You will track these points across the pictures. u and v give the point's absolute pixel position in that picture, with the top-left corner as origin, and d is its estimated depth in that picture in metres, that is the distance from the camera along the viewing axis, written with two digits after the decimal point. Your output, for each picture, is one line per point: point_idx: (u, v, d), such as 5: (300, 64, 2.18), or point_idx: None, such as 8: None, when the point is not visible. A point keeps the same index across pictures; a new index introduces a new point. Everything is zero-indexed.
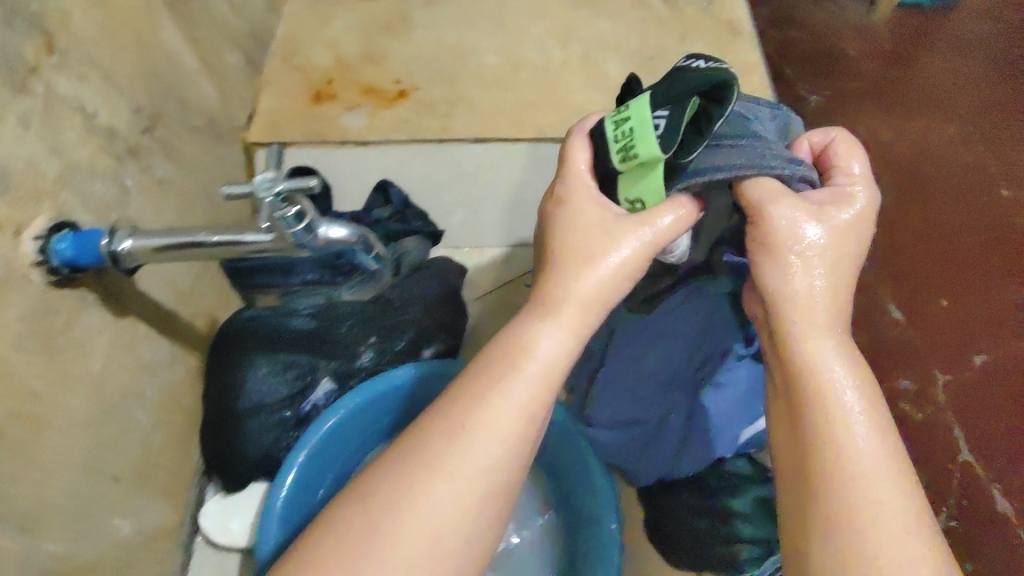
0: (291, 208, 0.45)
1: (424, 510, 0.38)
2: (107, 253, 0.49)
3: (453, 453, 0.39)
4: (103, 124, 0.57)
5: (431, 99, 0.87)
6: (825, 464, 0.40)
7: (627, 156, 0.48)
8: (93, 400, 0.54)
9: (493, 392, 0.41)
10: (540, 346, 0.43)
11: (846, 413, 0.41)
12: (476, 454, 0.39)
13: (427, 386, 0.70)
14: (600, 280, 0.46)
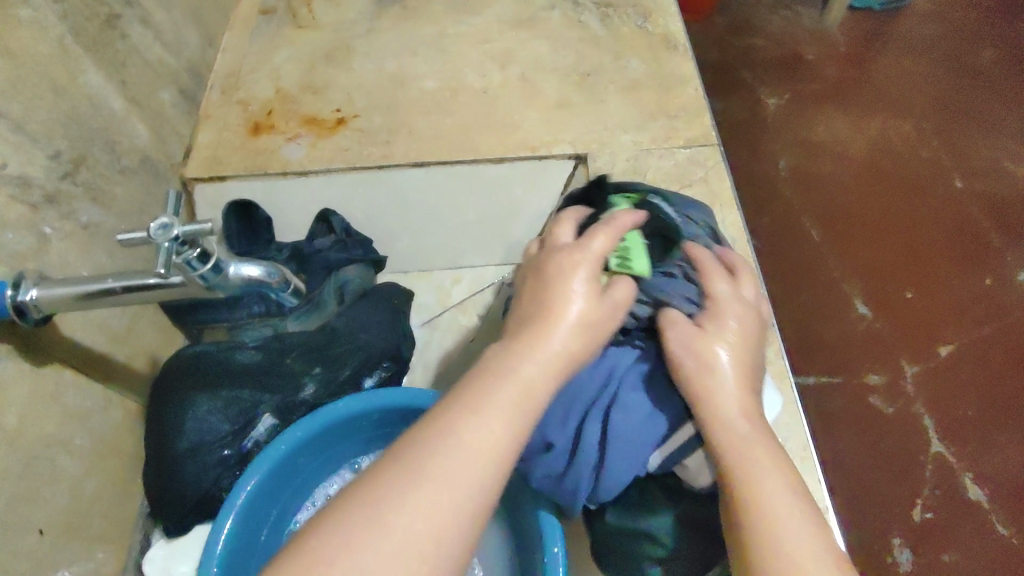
0: (194, 250, 0.43)
1: (398, 517, 0.36)
2: (12, 305, 0.48)
3: (435, 459, 0.38)
4: (16, 173, 0.57)
5: (371, 126, 0.86)
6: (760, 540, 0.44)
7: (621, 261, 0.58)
8: (10, 455, 0.52)
9: (492, 411, 0.42)
10: (531, 365, 0.45)
11: (773, 492, 0.46)
12: (458, 465, 0.39)
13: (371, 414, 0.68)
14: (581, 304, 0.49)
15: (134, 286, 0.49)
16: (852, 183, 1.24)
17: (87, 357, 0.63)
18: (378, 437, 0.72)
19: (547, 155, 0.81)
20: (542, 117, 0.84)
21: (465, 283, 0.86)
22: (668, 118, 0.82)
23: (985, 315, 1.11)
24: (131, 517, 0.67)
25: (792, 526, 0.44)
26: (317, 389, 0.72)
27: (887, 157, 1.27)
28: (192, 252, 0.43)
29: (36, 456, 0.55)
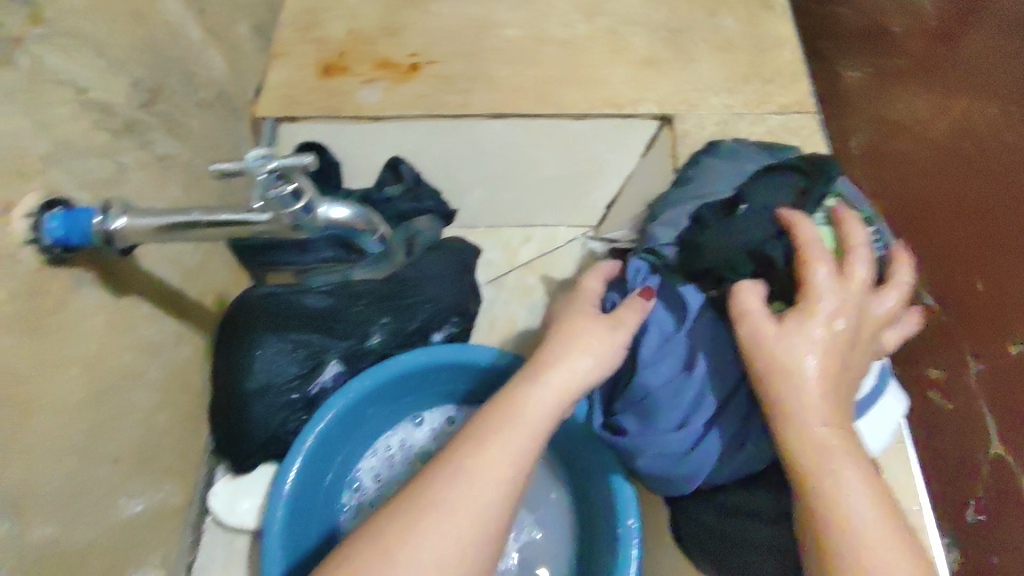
0: (289, 186, 0.42)
1: (424, 539, 0.41)
2: (100, 231, 0.47)
3: (454, 496, 0.43)
4: (97, 99, 0.53)
5: (449, 74, 0.83)
6: (841, 541, 0.41)
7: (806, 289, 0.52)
8: (90, 382, 0.52)
9: (486, 437, 0.47)
10: (529, 405, 0.49)
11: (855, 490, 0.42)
12: (478, 492, 0.43)
13: (440, 368, 0.67)
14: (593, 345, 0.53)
15: (224, 221, 0.47)
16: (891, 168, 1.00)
17: (163, 290, 0.62)
18: (446, 392, 0.71)
19: (632, 115, 0.77)
20: (628, 73, 0.80)
21: (534, 244, 0.89)
22: (762, 82, 0.77)
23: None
24: (196, 450, 0.68)
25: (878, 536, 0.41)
26: (385, 338, 0.71)
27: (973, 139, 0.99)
28: (286, 188, 0.41)
29: (112, 387, 0.54)
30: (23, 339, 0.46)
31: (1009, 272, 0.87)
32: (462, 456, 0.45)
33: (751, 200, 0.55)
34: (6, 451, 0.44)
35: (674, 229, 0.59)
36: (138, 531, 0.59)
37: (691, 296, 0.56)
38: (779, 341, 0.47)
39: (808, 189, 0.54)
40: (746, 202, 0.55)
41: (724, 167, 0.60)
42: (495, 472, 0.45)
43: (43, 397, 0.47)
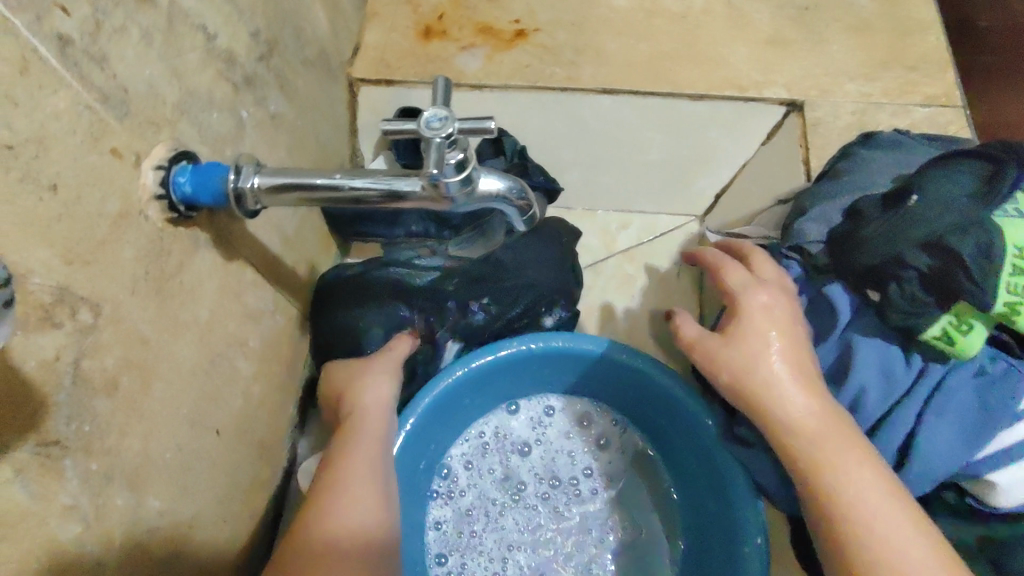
0: (456, 154, 0.37)
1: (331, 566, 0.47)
2: (232, 191, 0.44)
3: (333, 515, 0.49)
4: (222, 47, 0.51)
5: (555, 44, 0.78)
6: (875, 560, 0.43)
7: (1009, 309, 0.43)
8: (199, 349, 0.49)
9: (357, 439, 0.55)
10: (369, 422, 0.56)
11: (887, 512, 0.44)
12: (354, 512, 0.50)
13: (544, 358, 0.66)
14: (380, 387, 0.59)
15: (345, 188, 0.44)
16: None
17: (265, 257, 0.60)
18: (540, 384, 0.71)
19: (757, 98, 0.72)
20: (750, 53, 0.74)
21: (632, 230, 0.85)
22: (903, 69, 0.71)
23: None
24: (283, 424, 0.66)
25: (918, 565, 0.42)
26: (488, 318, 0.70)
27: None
28: (455, 155, 0.37)
29: (219, 354, 0.52)
30: (146, 302, 0.43)
31: None
32: (348, 456, 0.53)
33: (924, 189, 0.46)
34: (124, 420, 0.42)
35: (827, 225, 0.52)
36: (232, 506, 0.57)
37: (841, 298, 0.51)
38: (761, 356, 0.50)
39: (997, 173, 0.45)
40: (916, 192, 0.46)
41: (883, 160, 0.53)
42: (363, 466, 0.53)
43: (158, 364, 0.45)
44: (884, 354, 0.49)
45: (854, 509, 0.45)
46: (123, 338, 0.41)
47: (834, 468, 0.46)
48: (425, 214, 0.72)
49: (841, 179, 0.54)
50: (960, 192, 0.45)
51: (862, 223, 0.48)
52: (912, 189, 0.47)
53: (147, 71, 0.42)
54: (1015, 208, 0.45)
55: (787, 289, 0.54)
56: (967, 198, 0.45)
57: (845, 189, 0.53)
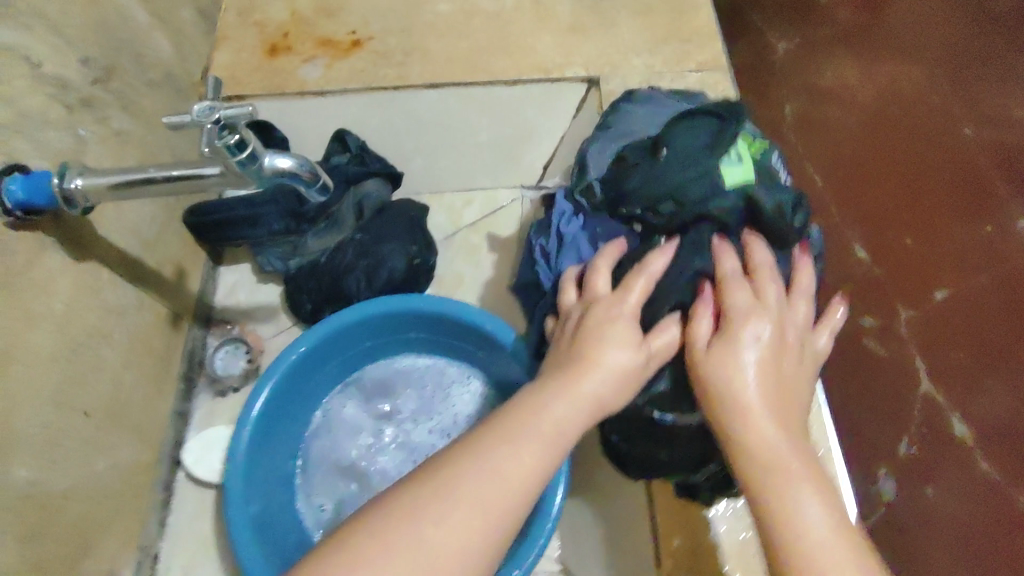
0: (233, 136, 0.46)
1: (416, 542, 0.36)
2: (60, 193, 0.51)
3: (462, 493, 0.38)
4: (50, 74, 0.58)
5: (386, 48, 0.87)
6: (772, 497, 0.42)
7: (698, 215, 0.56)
8: (57, 338, 0.56)
9: (527, 441, 0.42)
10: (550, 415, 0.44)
11: (807, 519, 0.40)
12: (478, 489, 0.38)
13: (419, 321, 0.72)
14: (601, 381, 0.47)
15: (195, 176, 0.51)
16: (834, 135, 1.08)
17: (123, 258, 0.66)
18: (376, 348, 0.76)
19: (559, 79, 0.82)
20: (554, 40, 0.85)
21: (477, 205, 0.89)
22: (680, 43, 0.84)
23: (981, 260, 0.97)
24: (163, 412, 0.72)
25: (815, 514, 0.41)
26: (363, 286, 0.77)
27: (898, 105, 1.09)
28: (231, 137, 0.46)
29: (81, 343, 0.59)
30: None
31: (935, 223, 1.00)
32: (504, 440, 0.41)
33: (669, 142, 0.57)
34: None
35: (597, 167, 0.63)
36: (112, 482, 0.63)
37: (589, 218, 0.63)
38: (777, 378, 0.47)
39: (723, 128, 0.56)
40: (665, 146, 0.57)
41: (641, 114, 0.65)
42: (528, 463, 0.41)
43: (13, 350, 0.52)
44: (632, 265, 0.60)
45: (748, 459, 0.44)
46: None
47: (769, 481, 0.42)
48: (282, 212, 0.78)
49: (609, 128, 0.66)
50: (694, 144, 0.56)
51: None
52: (661, 142, 0.57)
53: None
54: (737, 154, 0.55)
55: (568, 227, 0.65)
56: (702, 148, 0.56)
57: (614, 138, 0.64)
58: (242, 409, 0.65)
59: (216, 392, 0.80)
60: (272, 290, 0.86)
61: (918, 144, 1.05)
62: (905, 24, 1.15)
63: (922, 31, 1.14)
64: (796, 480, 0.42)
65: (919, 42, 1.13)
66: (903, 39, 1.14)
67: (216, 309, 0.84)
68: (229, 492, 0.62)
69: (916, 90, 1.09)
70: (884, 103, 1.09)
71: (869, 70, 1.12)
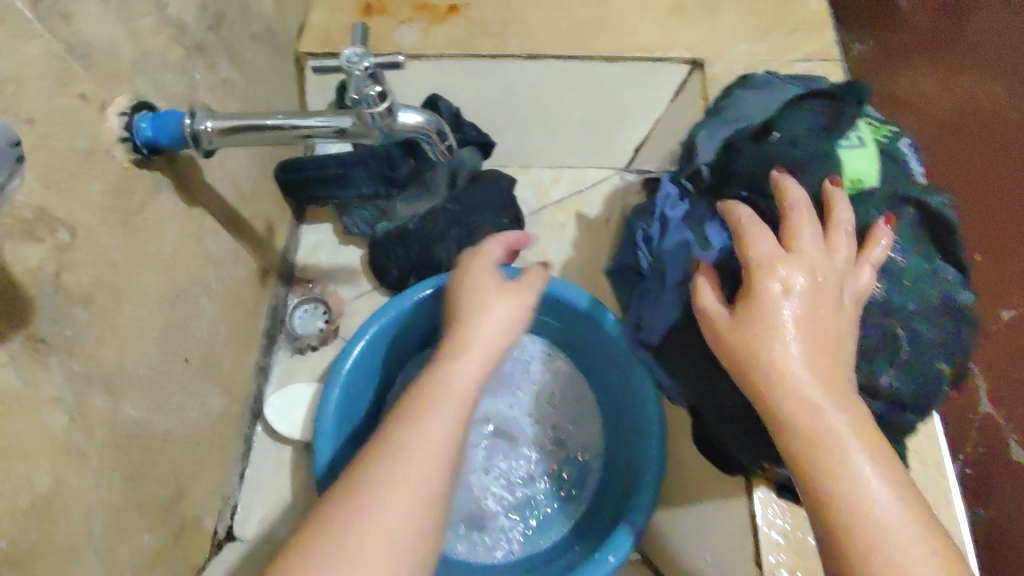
0: (374, 87, 0.45)
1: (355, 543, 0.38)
2: (189, 133, 0.50)
3: (392, 488, 0.40)
4: (173, 15, 0.57)
5: (483, 17, 0.85)
6: (814, 447, 0.40)
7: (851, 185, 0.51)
8: (165, 282, 0.56)
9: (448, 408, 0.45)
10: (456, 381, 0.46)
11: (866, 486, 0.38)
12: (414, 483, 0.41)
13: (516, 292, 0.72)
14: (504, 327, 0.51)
15: (292, 128, 0.50)
16: (910, 147, 1.00)
17: (223, 208, 0.66)
18: None
19: (663, 57, 0.80)
20: (657, 20, 0.83)
21: (564, 183, 0.87)
22: (789, 31, 0.81)
23: None
24: (246, 365, 0.72)
25: (873, 483, 0.39)
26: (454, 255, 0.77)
27: (977, 119, 1.01)
28: (372, 88, 0.44)
29: (184, 291, 0.59)
30: (114, 232, 0.49)
31: (1009, 248, 0.93)
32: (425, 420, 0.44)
33: (782, 125, 0.53)
34: (99, 332, 0.48)
35: (711, 147, 0.57)
36: (200, 430, 0.63)
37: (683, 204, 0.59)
38: (820, 324, 0.43)
39: (839, 110, 0.53)
40: (775, 130, 0.53)
41: (754, 98, 0.59)
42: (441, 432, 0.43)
43: (128, 289, 0.51)
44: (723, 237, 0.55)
45: (800, 429, 0.41)
46: (96, 261, 0.48)
47: (815, 454, 0.40)
48: (374, 175, 0.78)
49: (721, 113, 0.59)
50: (808, 127, 0.52)
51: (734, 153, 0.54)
52: (773, 125, 0.54)
53: (108, 31, 0.49)
54: (858, 137, 0.52)
55: (674, 212, 0.59)
56: (816, 131, 0.52)
57: (724, 123, 0.58)
58: (336, 357, 0.65)
59: (295, 349, 0.80)
60: (352, 254, 0.86)
61: (994, 161, 0.98)
62: (985, 30, 1.08)
63: (1004, 40, 1.07)
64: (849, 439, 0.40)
65: (1000, 53, 1.06)
66: (982, 47, 1.06)
67: (297, 269, 0.84)
68: (319, 438, 0.63)
69: (993, 103, 1.02)
70: (960, 116, 1.02)
71: (945, 77, 1.04)
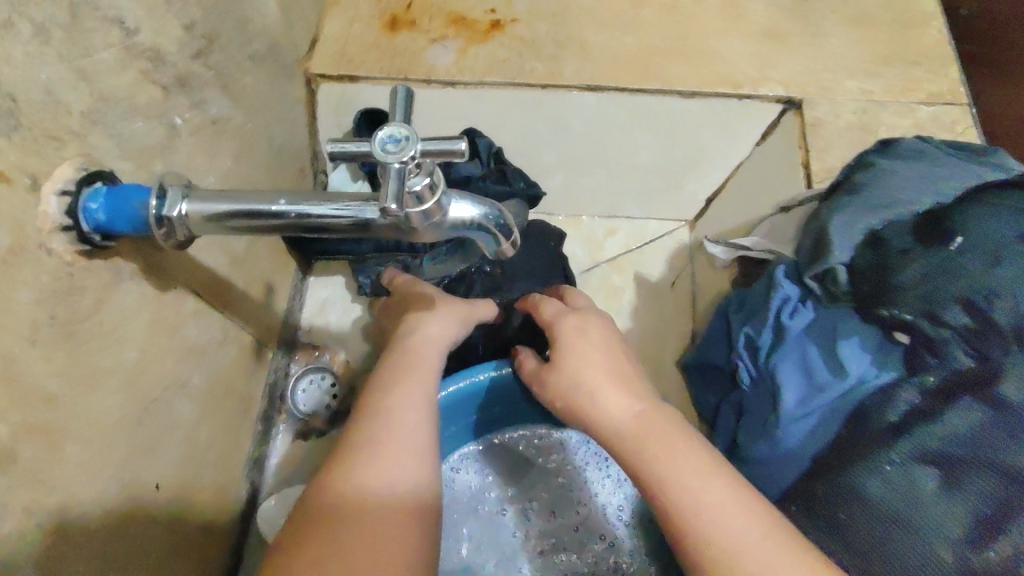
0: (422, 180, 0.31)
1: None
2: (153, 219, 0.37)
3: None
4: (147, 43, 0.43)
5: (533, 35, 0.71)
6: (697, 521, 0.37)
7: None
8: (128, 397, 0.43)
9: (389, 449, 0.40)
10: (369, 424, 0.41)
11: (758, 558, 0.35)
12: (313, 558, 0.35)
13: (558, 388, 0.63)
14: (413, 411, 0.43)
15: (307, 218, 0.36)
16: None
17: (210, 281, 0.52)
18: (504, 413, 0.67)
19: (751, 95, 0.66)
20: (746, 46, 0.68)
21: (621, 236, 0.78)
22: (907, 65, 0.67)
23: None
24: (236, 466, 0.59)
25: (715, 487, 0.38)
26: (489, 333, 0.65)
27: None
28: (418, 182, 0.31)
29: (155, 400, 0.46)
30: (51, 352, 0.36)
31: None
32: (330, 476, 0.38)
33: (962, 229, 0.43)
34: (24, 497, 0.35)
35: (851, 235, 0.45)
36: (174, 565, 0.50)
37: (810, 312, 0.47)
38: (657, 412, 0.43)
39: None
40: (958, 236, 0.43)
41: (909, 170, 0.48)
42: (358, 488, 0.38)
43: (71, 425, 0.38)
44: (859, 353, 0.44)
45: (613, 444, 0.43)
46: (19, 400, 0.34)
47: (705, 534, 0.37)
48: None
49: (864, 191, 0.47)
50: (1007, 233, 0.41)
51: (906, 263, 0.43)
52: (952, 227, 0.43)
53: (44, 74, 0.35)
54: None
55: (793, 321, 0.47)
56: (1019, 238, 0.41)
57: (872, 206, 0.46)
58: None
59: (299, 433, 0.67)
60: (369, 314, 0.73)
61: None
62: None
63: None
64: (723, 501, 0.38)
65: None
66: None
67: (302, 331, 0.71)
68: None
69: None
70: None
71: None
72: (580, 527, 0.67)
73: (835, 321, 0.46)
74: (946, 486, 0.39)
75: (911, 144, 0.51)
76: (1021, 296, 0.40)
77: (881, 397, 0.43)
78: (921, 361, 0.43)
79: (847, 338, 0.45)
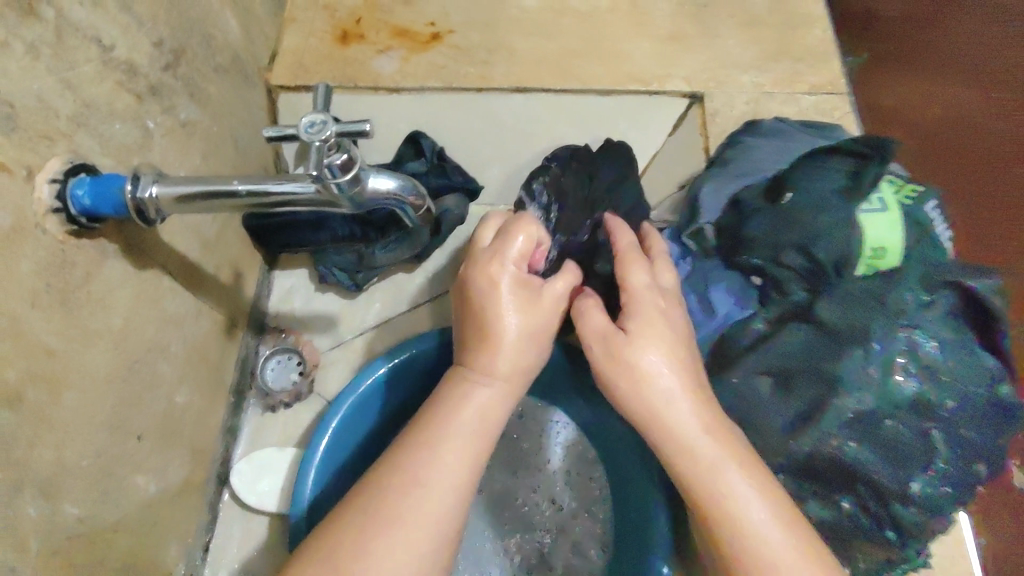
0: (340, 156, 0.40)
1: None
2: (130, 202, 0.44)
3: None
4: (123, 58, 0.51)
5: (468, 44, 0.80)
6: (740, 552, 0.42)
7: (871, 261, 0.54)
8: (115, 356, 0.51)
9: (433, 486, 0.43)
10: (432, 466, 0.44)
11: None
12: None
13: None
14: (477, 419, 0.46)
15: (259, 193, 0.44)
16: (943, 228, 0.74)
17: (183, 263, 0.60)
18: None
19: (659, 91, 0.76)
20: (651, 47, 0.79)
21: None
22: (791, 61, 0.77)
23: None
24: (211, 429, 0.66)
25: (761, 523, 0.43)
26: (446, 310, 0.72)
27: None
28: (338, 157, 0.39)
29: (138, 360, 0.53)
30: (50, 313, 0.44)
31: None
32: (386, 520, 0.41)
33: (795, 187, 0.55)
34: (33, 430, 0.42)
35: (716, 198, 0.60)
36: (158, 509, 0.57)
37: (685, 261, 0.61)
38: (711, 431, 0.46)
39: (862, 170, 0.54)
40: (791, 191, 0.55)
41: (765, 144, 0.62)
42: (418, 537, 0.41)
43: (68, 375, 0.46)
44: (721, 295, 0.58)
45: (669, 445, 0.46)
46: (26, 350, 0.42)
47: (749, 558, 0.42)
48: (348, 217, 0.73)
49: (728, 163, 0.62)
50: (832, 188, 0.54)
51: (752, 218, 0.56)
52: (788, 185, 0.56)
53: (36, 85, 0.43)
54: (881, 200, 0.55)
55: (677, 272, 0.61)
56: (837, 191, 0.54)
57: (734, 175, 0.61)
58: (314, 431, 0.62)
59: (266, 407, 0.74)
60: (331, 300, 0.79)
61: None
62: None
63: None
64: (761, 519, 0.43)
65: None
66: None
67: (268, 317, 0.78)
68: None
69: None
70: None
71: None
72: (514, 490, 0.71)
73: (702, 273, 0.59)
74: (783, 391, 0.54)
75: (772, 125, 0.65)
76: (838, 233, 0.52)
77: (738, 324, 0.56)
78: (770, 296, 0.56)
79: (716, 281, 0.59)
